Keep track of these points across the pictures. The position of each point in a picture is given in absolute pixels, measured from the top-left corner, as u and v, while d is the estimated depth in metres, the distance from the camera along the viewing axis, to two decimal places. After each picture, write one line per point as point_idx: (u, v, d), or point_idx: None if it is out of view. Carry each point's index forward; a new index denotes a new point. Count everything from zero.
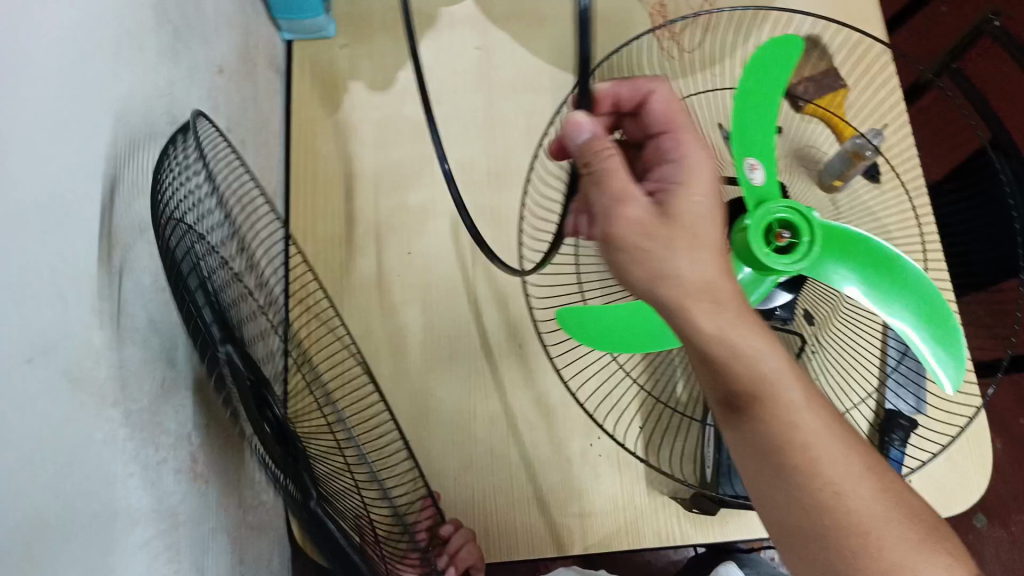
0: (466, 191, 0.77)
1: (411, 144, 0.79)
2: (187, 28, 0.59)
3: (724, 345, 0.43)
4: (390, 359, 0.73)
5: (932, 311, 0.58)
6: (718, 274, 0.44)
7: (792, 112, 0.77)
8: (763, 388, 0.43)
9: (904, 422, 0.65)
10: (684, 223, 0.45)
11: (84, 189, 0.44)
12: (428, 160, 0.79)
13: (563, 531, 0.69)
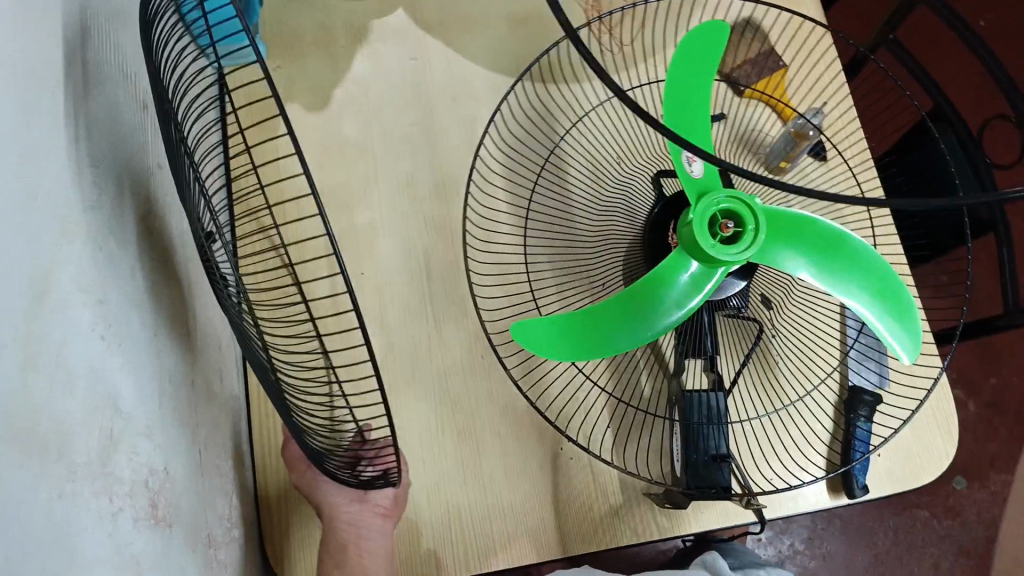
0: (413, 207, 0.77)
1: (357, 160, 0.78)
2: (102, 61, 0.56)
3: None
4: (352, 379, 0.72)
5: (883, 285, 0.58)
6: None
7: (732, 96, 0.76)
8: None
9: (868, 398, 0.65)
10: None
11: (23, 228, 0.42)
12: (374, 176, 0.78)
13: (541, 536, 0.69)
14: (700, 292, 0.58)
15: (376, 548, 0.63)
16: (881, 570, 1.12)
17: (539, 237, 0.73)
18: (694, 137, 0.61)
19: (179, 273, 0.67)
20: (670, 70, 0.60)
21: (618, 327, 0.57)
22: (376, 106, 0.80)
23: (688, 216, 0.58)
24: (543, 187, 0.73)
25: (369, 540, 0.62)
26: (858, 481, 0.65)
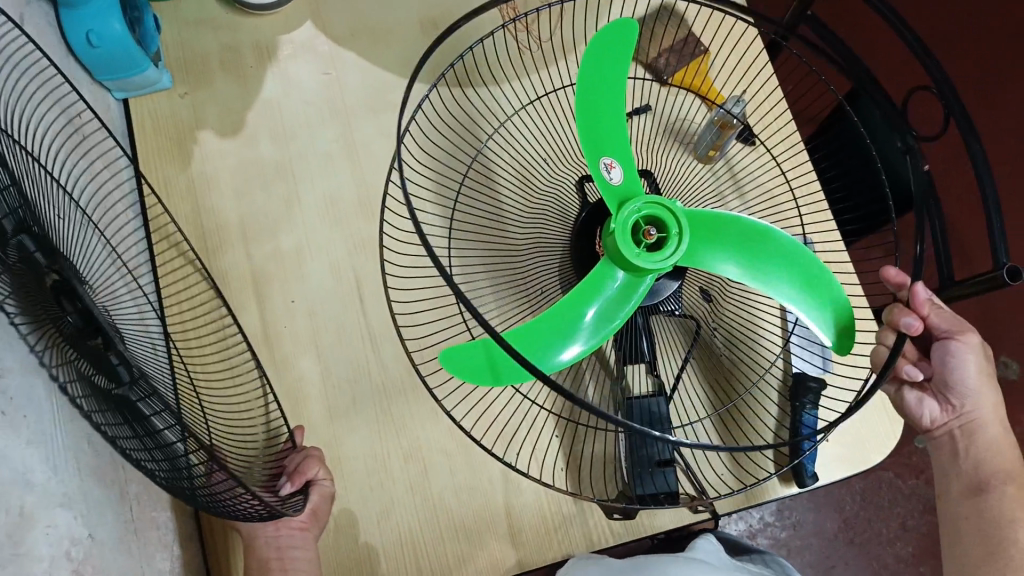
0: (338, 229, 0.74)
1: (275, 184, 0.75)
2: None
3: (987, 483, 0.59)
4: (291, 412, 0.70)
5: (807, 273, 0.57)
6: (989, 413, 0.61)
7: (656, 86, 0.75)
8: (983, 504, 0.59)
9: (813, 385, 0.65)
10: (984, 414, 0.61)
11: None
12: (295, 199, 0.75)
13: (495, 552, 0.67)
14: (629, 303, 0.56)
15: (304, 559, 0.61)
16: (851, 535, 1.13)
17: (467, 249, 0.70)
18: (611, 139, 0.59)
19: None
20: (581, 74, 0.58)
21: (549, 347, 0.54)
22: (292, 125, 0.77)
23: (610, 226, 0.56)
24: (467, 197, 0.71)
25: (293, 558, 0.61)
26: (808, 470, 0.65)
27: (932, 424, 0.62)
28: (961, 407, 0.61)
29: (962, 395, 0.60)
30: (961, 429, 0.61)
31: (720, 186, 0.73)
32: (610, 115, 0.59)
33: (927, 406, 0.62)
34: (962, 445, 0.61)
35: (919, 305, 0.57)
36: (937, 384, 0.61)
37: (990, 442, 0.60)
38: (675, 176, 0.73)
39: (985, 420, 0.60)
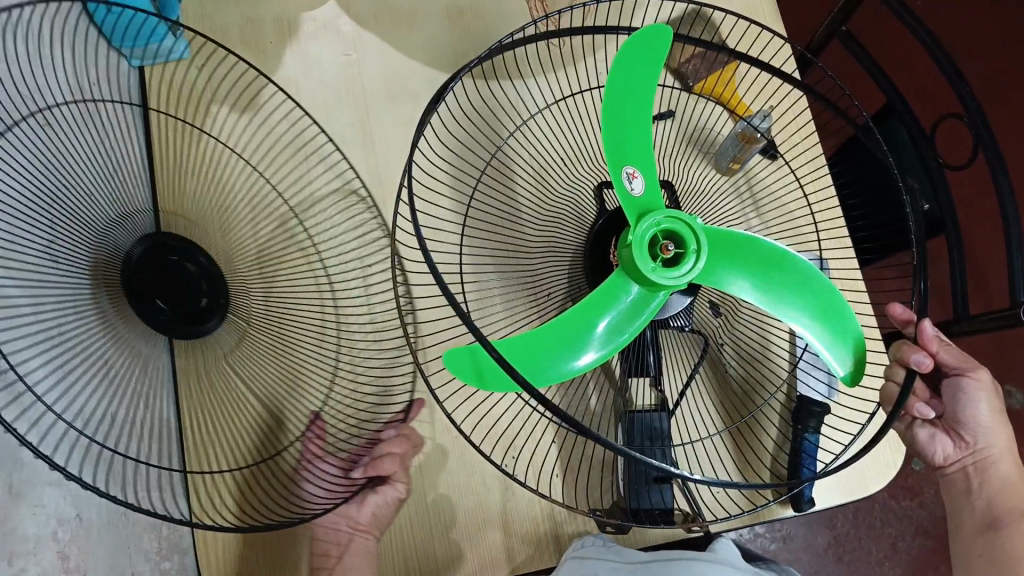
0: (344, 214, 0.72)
1: (288, 162, 0.73)
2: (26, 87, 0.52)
3: (997, 517, 0.58)
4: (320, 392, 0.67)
5: (824, 302, 0.56)
6: (1004, 448, 0.60)
7: (681, 93, 0.73)
8: (996, 539, 0.58)
9: (817, 409, 0.65)
10: (998, 449, 0.59)
11: None
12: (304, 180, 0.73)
13: (487, 551, 0.67)
14: (641, 317, 0.55)
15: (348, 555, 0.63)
16: (840, 552, 1.13)
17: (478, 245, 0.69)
18: (633, 148, 0.57)
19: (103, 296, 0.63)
20: (610, 78, 0.57)
21: (558, 358, 0.53)
22: (310, 105, 0.75)
23: (627, 238, 0.55)
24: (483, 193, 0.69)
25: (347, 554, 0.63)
26: (806, 496, 0.64)
27: (946, 461, 0.61)
28: (974, 444, 0.60)
29: (975, 431, 0.59)
30: (971, 465, 0.60)
31: (741, 201, 0.71)
32: (635, 121, 0.57)
33: (940, 442, 0.61)
34: (970, 481, 0.61)
35: (926, 342, 0.55)
36: (948, 419, 0.61)
37: (1003, 480, 0.59)
38: (695, 188, 0.71)
39: (997, 457, 0.60)
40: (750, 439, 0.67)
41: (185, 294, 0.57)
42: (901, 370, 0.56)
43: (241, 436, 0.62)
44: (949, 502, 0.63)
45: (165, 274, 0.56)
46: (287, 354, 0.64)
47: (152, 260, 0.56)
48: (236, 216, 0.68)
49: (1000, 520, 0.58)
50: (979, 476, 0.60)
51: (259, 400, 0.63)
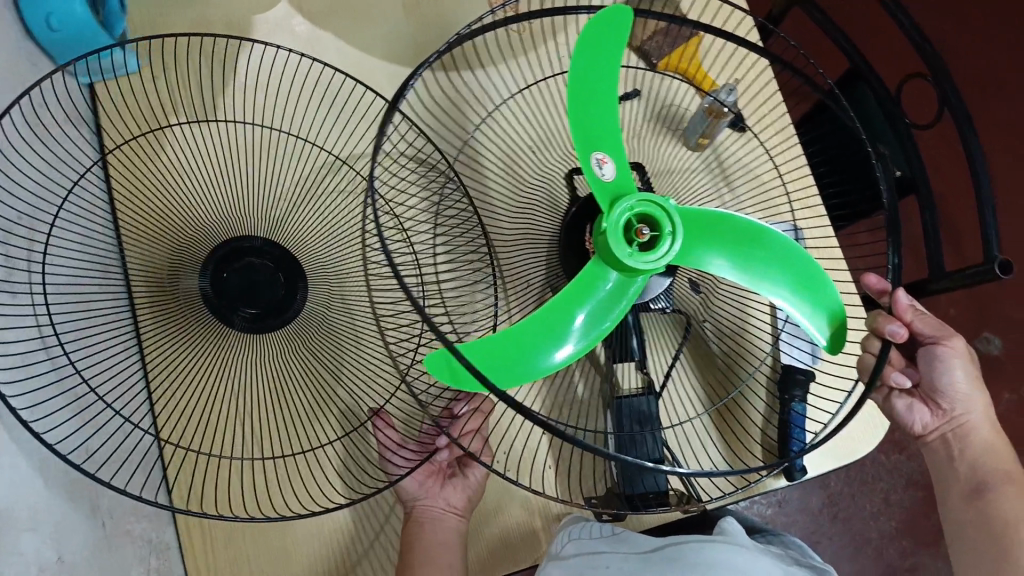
0: (310, 206, 0.70)
1: (252, 161, 0.71)
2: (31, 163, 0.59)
3: (977, 479, 0.59)
4: (342, 378, 0.67)
5: (803, 274, 0.56)
6: (983, 411, 0.60)
7: (645, 71, 0.72)
8: (980, 501, 0.58)
9: (802, 377, 0.65)
10: (976, 412, 0.60)
11: None
12: (272, 175, 0.71)
13: (485, 547, 0.67)
14: (622, 302, 0.55)
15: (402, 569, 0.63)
16: (835, 511, 1.14)
17: (450, 242, 0.68)
18: (602, 130, 0.57)
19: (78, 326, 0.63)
20: (572, 62, 0.55)
21: (542, 349, 0.52)
22: (268, 110, 0.73)
23: (602, 225, 0.54)
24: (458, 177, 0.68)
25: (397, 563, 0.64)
26: (798, 466, 0.65)
27: (926, 430, 0.62)
28: (951, 411, 0.60)
29: (952, 399, 0.60)
30: (949, 432, 0.61)
31: (714, 176, 0.71)
32: (602, 100, 0.56)
33: (918, 412, 0.61)
34: (952, 448, 0.61)
35: (901, 309, 0.56)
36: (925, 388, 0.61)
37: (983, 444, 0.60)
38: (667, 166, 0.71)
39: (975, 422, 0.60)
40: (736, 414, 0.68)
41: (260, 293, 0.65)
42: (876, 342, 0.55)
43: (299, 424, 0.66)
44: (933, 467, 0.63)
45: (246, 282, 0.65)
46: (326, 340, 0.66)
47: (227, 267, 0.65)
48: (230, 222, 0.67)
49: (984, 484, 0.58)
50: (960, 439, 0.61)
51: (303, 397, 0.66)
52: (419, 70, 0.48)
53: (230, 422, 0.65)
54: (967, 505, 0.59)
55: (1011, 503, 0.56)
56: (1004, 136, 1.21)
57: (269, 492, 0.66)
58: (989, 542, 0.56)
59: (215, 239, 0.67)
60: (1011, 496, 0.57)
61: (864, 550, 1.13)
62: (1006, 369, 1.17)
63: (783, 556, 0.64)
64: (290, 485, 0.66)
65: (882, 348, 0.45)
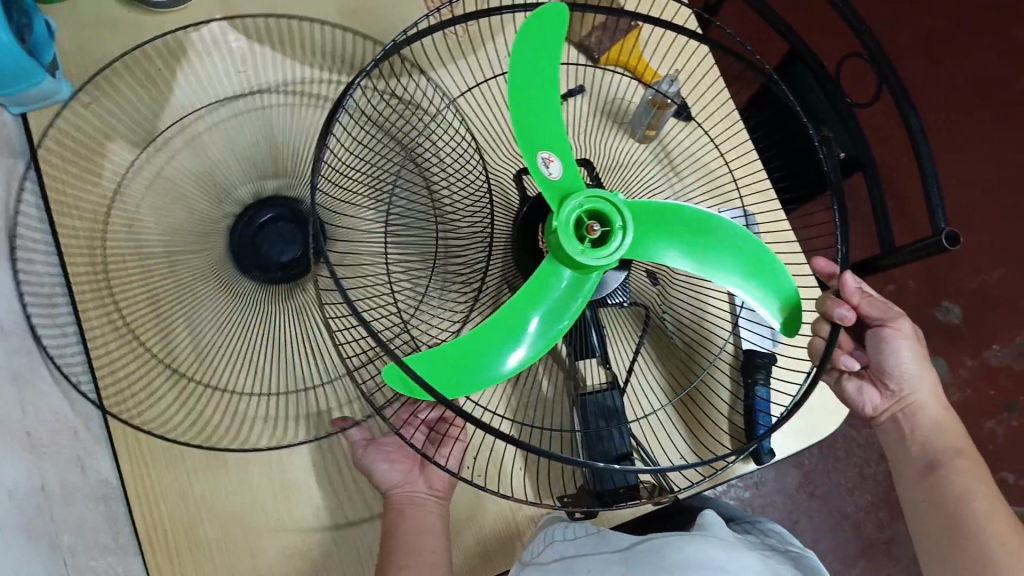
0: (248, 210, 0.70)
1: (191, 165, 0.70)
2: None
3: (932, 456, 0.58)
4: (286, 378, 0.66)
5: (755, 258, 0.57)
6: (934, 387, 0.60)
7: (589, 67, 0.72)
8: (937, 478, 0.57)
9: (762, 361, 0.67)
10: (925, 389, 0.60)
11: None
12: (211, 181, 0.70)
13: (457, 558, 0.66)
14: (578, 299, 0.55)
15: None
16: (811, 488, 1.16)
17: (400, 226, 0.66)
18: (546, 129, 0.56)
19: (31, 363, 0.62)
20: (511, 61, 0.55)
21: (497, 353, 0.51)
22: (209, 130, 0.71)
23: (552, 224, 0.54)
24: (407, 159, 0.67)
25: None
26: (765, 448, 0.66)
27: (875, 412, 0.62)
28: (899, 391, 0.60)
29: (900, 380, 0.59)
30: (899, 413, 0.61)
31: (663, 167, 0.71)
32: (546, 99, 0.56)
33: (867, 394, 0.61)
34: (903, 429, 0.60)
35: (850, 294, 0.56)
36: (874, 371, 0.61)
37: (933, 421, 0.60)
38: (616, 159, 0.71)
39: (924, 401, 0.60)
40: (701, 403, 0.69)
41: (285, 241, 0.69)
42: (825, 325, 0.55)
43: (247, 428, 0.65)
44: (887, 449, 0.63)
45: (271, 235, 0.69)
46: (270, 338, 0.65)
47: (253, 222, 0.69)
48: (164, 235, 0.68)
49: (935, 462, 0.58)
50: (914, 418, 0.60)
51: (251, 398, 0.65)
52: (355, 80, 0.48)
53: (170, 351, 0.65)
54: (918, 483, 0.58)
55: (962, 478, 0.56)
56: (941, 111, 1.24)
57: (218, 426, 0.65)
58: (937, 517, 0.56)
59: (159, 250, 0.68)
60: (960, 472, 0.56)
61: (842, 525, 1.15)
62: (962, 338, 1.19)
63: (756, 542, 0.63)
64: (241, 422, 0.65)
65: (834, 333, 0.46)
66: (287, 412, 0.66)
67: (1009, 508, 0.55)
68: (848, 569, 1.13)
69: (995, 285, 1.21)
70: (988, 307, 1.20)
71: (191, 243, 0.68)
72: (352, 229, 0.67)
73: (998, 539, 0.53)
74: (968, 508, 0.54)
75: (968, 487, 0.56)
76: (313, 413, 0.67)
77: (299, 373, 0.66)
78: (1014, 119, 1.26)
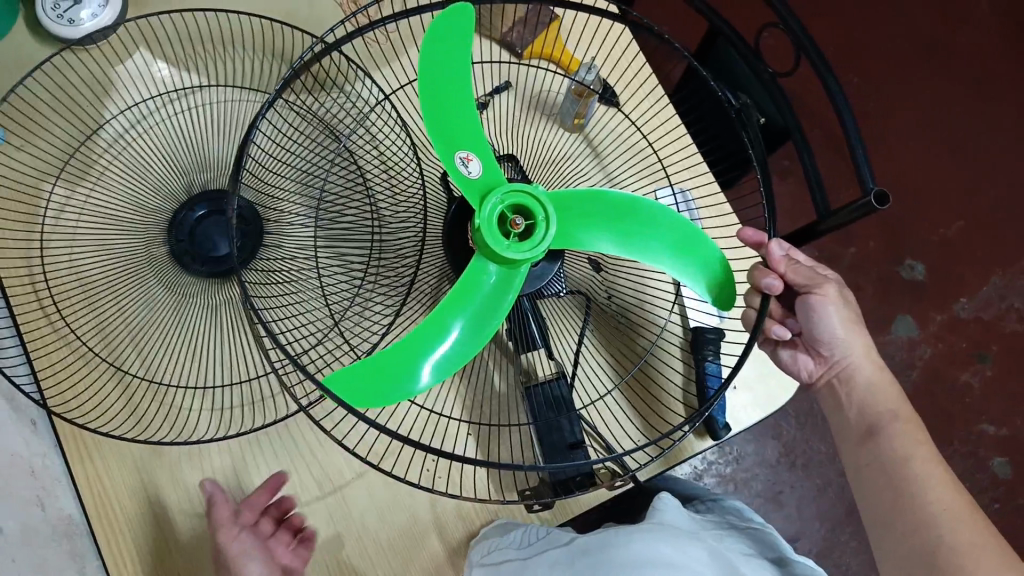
0: (177, 216, 0.70)
1: (123, 184, 0.72)
2: None
3: (874, 414, 0.59)
4: (228, 376, 0.67)
5: (682, 235, 0.57)
6: (867, 347, 0.62)
7: (513, 62, 0.72)
8: (880, 433, 0.58)
9: (711, 336, 0.68)
10: (857, 349, 0.61)
11: None
12: (142, 197, 0.71)
13: (428, 563, 0.66)
14: (510, 293, 0.55)
15: None
16: (792, 458, 1.16)
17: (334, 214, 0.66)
18: (462, 129, 0.56)
19: None
20: (421, 64, 0.54)
21: (427, 354, 0.52)
22: (139, 157, 0.73)
23: (475, 222, 0.54)
24: (336, 152, 0.67)
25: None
26: (720, 422, 0.67)
27: (812, 377, 0.64)
28: (833, 356, 0.62)
29: (832, 345, 0.61)
30: (833, 378, 0.63)
31: (591, 153, 0.71)
32: (459, 98, 0.56)
33: (802, 361, 0.64)
34: (837, 393, 0.62)
35: (776, 262, 0.59)
36: (808, 337, 0.63)
37: (867, 382, 0.61)
38: (546, 150, 0.71)
39: (857, 364, 0.61)
40: (654, 386, 0.69)
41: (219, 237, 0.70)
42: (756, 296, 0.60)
43: (188, 418, 0.67)
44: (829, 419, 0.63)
45: (207, 229, 0.70)
46: (209, 333, 0.67)
47: (186, 228, 0.70)
48: (100, 243, 0.69)
49: (873, 425, 0.59)
50: (852, 377, 0.61)
51: (193, 395, 0.67)
52: (260, 112, 0.49)
53: (112, 354, 0.67)
54: (858, 446, 0.59)
55: (899, 437, 0.57)
56: (885, 71, 1.25)
57: (155, 419, 0.66)
58: (879, 479, 0.56)
59: (97, 260, 0.69)
60: (898, 434, 0.57)
61: (827, 492, 1.15)
62: (929, 294, 1.20)
63: (714, 521, 0.64)
64: (178, 414, 0.67)
65: (762, 298, 0.48)
66: (230, 405, 0.67)
67: (947, 465, 0.55)
68: (837, 534, 1.14)
69: (955, 238, 1.22)
70: (951, 261, 1.21)
71: (127, 249, 0.69)
72: (284, 222, 0.67)
73: (939, 501, 0.53)
74: (906, 465, 0.55)
75: (906, 449, 0.56)
76: (253, 413, 0.67)
77: (239, 372, 0.67)
78: (959, 73, 1.27)
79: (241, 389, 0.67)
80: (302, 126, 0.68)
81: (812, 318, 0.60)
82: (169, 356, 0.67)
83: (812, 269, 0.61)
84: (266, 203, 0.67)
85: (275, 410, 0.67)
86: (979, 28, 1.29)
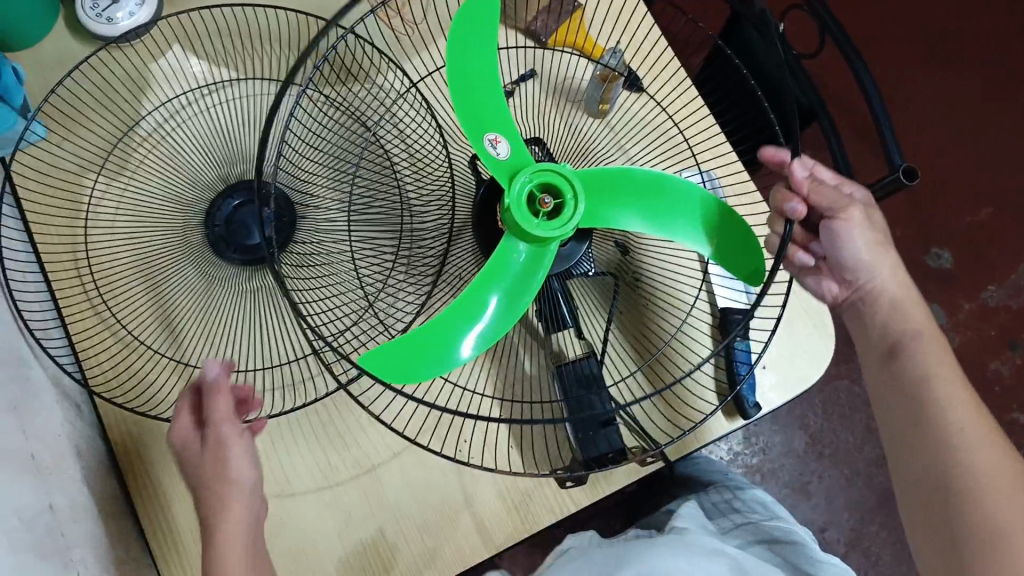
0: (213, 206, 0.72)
1: (158, 176, 0.74)
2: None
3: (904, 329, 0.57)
4: (262, 359, 0.68)
5: (710, 212, 0.57)
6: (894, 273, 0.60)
7: (539, 50, 0.73)
8: (910, 357, 0.56)
9: (739, 316, 0.67)
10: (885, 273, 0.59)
11: None
12: (176, 187, 0.73)
13: (463, 542, 0.67)
14: (540, 271, 0.56)
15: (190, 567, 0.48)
16: (820, 448, 1.16)
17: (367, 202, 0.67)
18: (490, 112, 0.57)
19: (38, 385, 0.62)
20: (449, 49, 0.55)
21: (460, 333, 0.53)
22: (172, 149, 0.74)
23: (505, 203, 0.55)
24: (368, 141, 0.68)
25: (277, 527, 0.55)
26: (750, 402, 0.68)
27: (836, 300, 0.64)
28: (858, 282, 0.61)
29: (856, 271, 0.60)
30: (859, 300, 0.61)
31: (616, 137, 0.72)
32: (486, 81, 0.57)
33: (826, 284, 0.64)
34: (862, 315, 0.61)
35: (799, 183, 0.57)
36: (833, 264, 0.62)
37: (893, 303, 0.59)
38: (573, 137, 0.72)
39: (881, 294, 0.60)
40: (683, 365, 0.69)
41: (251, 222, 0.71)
42: (780, 221, 0.60)
43: None
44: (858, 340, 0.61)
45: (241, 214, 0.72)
46: (244, 318, 0.69)
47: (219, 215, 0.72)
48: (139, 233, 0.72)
49: (898, 344, 0.57)
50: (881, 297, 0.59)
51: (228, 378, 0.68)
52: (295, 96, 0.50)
53: (153, 340, 0.69)
54: (883, 364, 0.57)
55: (925, 358, 0.55)
56: (909, 60, 1.25)
57: None
58: (898, 401, 0.55)
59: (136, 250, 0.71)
60: (923, 351, 0.55)
61: (855, 482, 1.15)
62: (958, 281, 1.19)
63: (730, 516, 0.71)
64: None
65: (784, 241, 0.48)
66: (266, 388, 0.69)
67: (971, 387, 0.54)
68: (866, 525, 1.13)
69: (982, 224, 1.21)
70: (979, 247, 1.20)
71: (164, 238, 0.71)
72: (318, 209, 0.68)
73: (962, 420, 0.52)
74: (931, 389, 0.53)
75: (932, 365, 0.54)
76: (289, 395, 0.69)
77: (275, 356, 0.68)
78: (985, 60, 1.26)
79: (276, 373, 0.69)
80: (334, 117, 0.69)
81: (837, 243, 0.59)
82: (207, 341, 0.69)
83: (836, 190, 0.61)
84: (300, 189, 0.68)
85: (313, 389, 0.69)
86: (1006, 16, 1.29)
